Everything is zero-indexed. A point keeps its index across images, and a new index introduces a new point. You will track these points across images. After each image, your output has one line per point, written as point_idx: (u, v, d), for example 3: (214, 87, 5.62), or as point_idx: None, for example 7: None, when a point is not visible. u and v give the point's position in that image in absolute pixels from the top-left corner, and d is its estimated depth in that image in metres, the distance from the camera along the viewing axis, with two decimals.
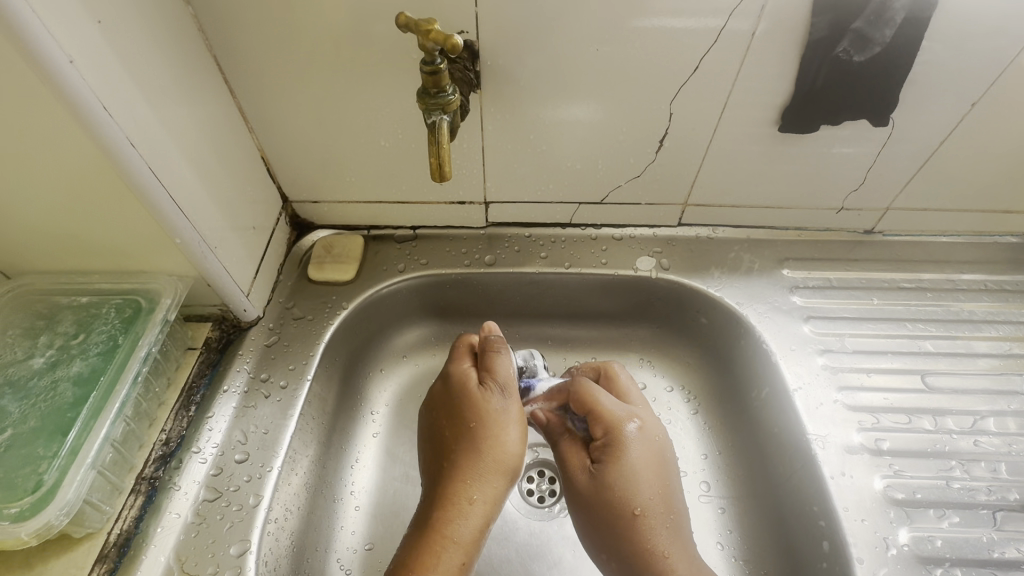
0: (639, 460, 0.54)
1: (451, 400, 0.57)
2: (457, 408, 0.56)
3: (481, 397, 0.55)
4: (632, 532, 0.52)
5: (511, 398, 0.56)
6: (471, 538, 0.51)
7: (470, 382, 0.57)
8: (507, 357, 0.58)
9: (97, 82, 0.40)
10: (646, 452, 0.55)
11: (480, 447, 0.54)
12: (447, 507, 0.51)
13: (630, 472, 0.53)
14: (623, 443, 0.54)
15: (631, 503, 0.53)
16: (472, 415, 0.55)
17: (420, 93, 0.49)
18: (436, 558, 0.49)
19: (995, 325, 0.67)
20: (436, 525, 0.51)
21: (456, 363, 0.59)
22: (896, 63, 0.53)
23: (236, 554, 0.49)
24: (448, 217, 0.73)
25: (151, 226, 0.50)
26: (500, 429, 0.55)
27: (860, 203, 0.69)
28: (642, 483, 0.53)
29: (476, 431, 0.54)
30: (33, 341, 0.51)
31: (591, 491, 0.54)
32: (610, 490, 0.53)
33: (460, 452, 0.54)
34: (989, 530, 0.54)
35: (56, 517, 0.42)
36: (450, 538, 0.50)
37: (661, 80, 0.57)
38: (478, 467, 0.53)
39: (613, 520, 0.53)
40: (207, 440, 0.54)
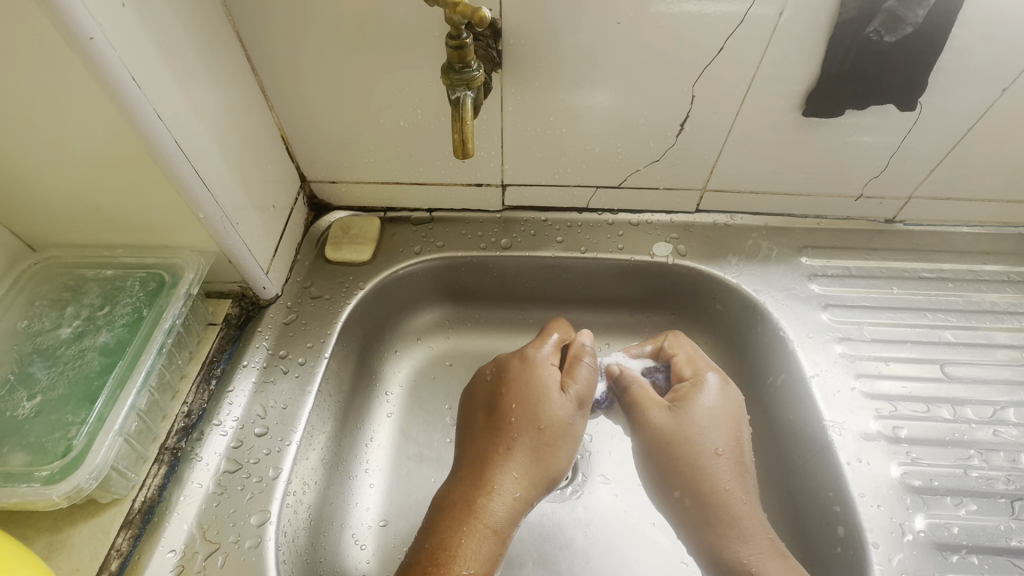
0: (720, 407, 0.58)
1: (521, 392, 0.58)
2: (530, 403, 0.57)
3: (557, 402, 0.57)
4: (711, 471, 0.55)
5: (583, 412, 0.59)
6: (504, 532, 0.53)
7: (547, 379, 0.58)
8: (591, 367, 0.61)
9: (126, 52, 0.41)
10: (728, 402, 0.59)
11: (542, 451, 0.56)
12: (493, 498, 0.53)
13: (709, 411, 0.57)
14: (705, 383, 0.60)
15: (712, 443, 0.56)
16: (544, 415, 0.57)
17: (444, 69, 0.49)
18: (474, 548, 0.51)
19: (1017, 316, 0.66)
20: (479, 513, 0.52)
21: (536, 348, 0.62)
22: (928, 46, 0.52)
23: (256, 524, 0.50)
24: (464, 200, 0.73)
25: (175, 200, 0.50)
26: (565, 441, 0.57)
27: (882, 191, 0.68)
28: (723, 429, 0.57)
29: (545, 434, 0.56)
30: (60, 312, 0.52)
31: (674, 425, 0.57)
32: (693, 428, 0.56)
33: (521, 447, 0.55)
34: (1007, 519, 0.53)
35: (85, 481, 0.42)
36: (489, 529, 0.52)
37: (686, 62, 0.56)
38: (534, 468, 0.55)
39: (694, 459, 0.55)
40: (227, 414, 0.55)
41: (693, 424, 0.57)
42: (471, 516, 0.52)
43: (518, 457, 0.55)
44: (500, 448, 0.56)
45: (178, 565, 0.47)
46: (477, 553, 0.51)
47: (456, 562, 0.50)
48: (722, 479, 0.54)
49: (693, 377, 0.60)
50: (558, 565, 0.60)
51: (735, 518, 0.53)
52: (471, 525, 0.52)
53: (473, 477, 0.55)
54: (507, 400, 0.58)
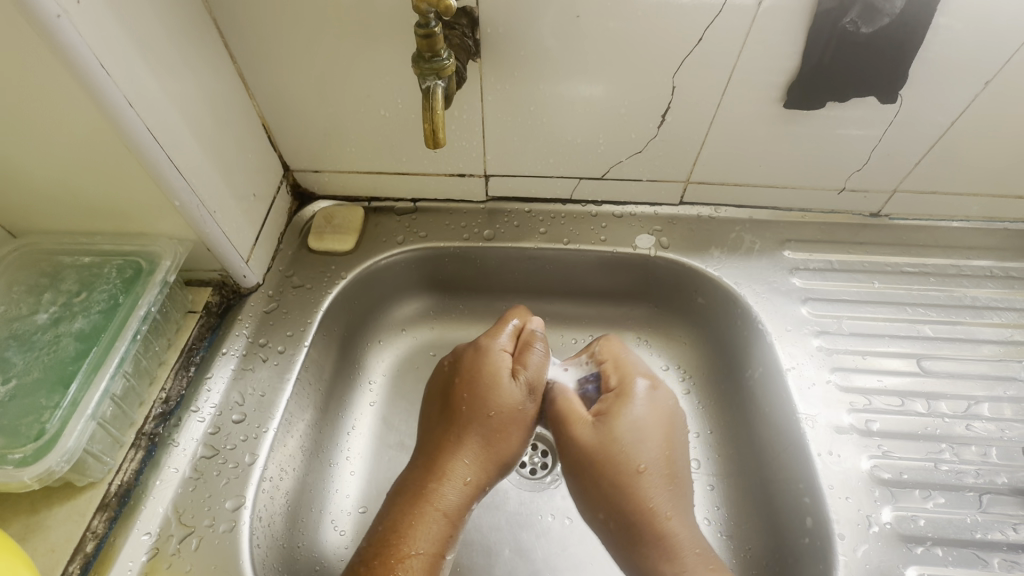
0: (648, 418, 0.57)
1: (474, 378, 0.58)
2: (481, 392, 0.58)
3: (506, 388, 0.58)
4: (639, 490, 0.53)
5: (533, 399, 0.59)
6: (456, 516, 0.54)
7: (499, 365, 0.59)
8: (540, 352, 0.61)
9: (94, 38, 0.40)
10: (656, 412, 0.57)
11: (495, 438, 0.57)
12: (445, 483, 0.54)
13: (632, 425, 0.56)
14: (632, 395, 0.58)
15: (636, 458, 0.54)
16: (495, 403, 0.57)
17: (414, 57, 0.49)
18: (424, 532, 0.52)
19: (997, 312, 0.66)
20: (431, 497, 0.53)
21: (495, 334, 0.62)
22: (908, 37, 0.51)
23: (231, 508, 0.50)
24: (448, 190, 0.73)
25: (150, 188, 0.50)
26: (516, 429, 0.58)
27: (866, 185, 0.68)
28: (648, 445, 0.55)
29: (494, 424, 0.57)
30: (38, 298, 0.52)
31: (600, 446, 0.56)
32: (625, 444, 0.55)
33: (473, 433, 0.56)
34: (975, 512, 0.54)
35: (57, 463, 0.43)
36: (441, 512, 0.53)
37: (665, 52, 0.55)
38: (485, 454, 0.56)
39: (613, 471, 0.54)
40: (205, 401, 0.56)
41: (624, 436, 0.55)
42: (421, 500, 0.53)
43: (471, 442, 0.56)
44: (453, 435, 0.57)
45: (153, 548, 0.48)
46: (427, 536, 0.52)
47: (405, 544, 0.51)
48: (648, 498, 0.53)
49: (619, 389, 0.59)
50: (534, 553, 0.61)
51: (665, 532, 0.52)
52: (422, 508, 0.53)
53: (427, 462, 0.56)
54: (462, 387, 0.59)
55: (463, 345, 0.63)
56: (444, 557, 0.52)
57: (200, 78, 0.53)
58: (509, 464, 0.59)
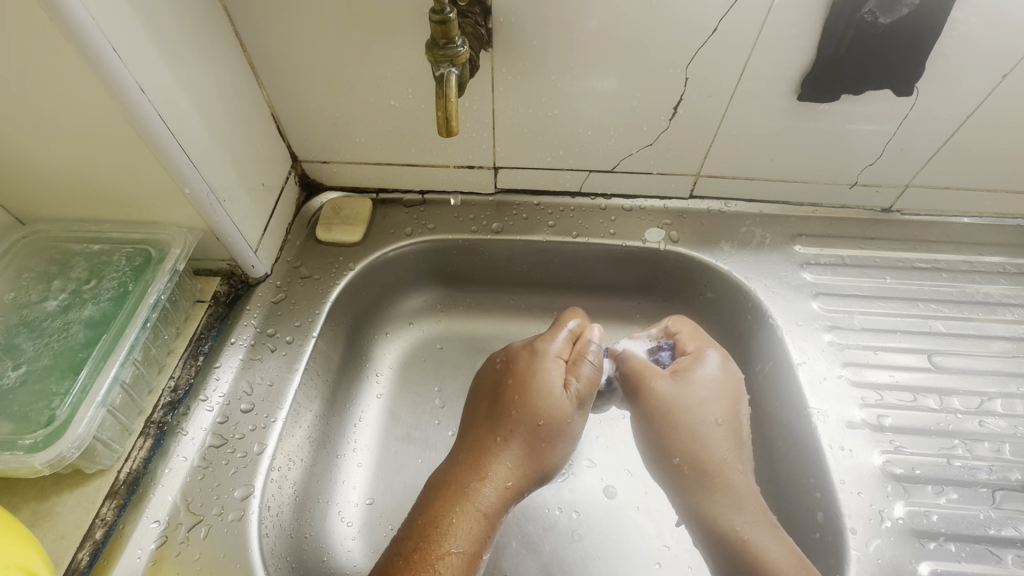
0: (719, 380, 0.59)
1: (524, 384, 0.57)
2: (534, 399, 0.56)
3: (567, 398, 0.57)
4: (690, 456, 0.56)
5: (581, 412, 0.58)
6: (494, 517, 0.53)
7: (553, 374, 0.58)
8: (595, 367, 0.59)
9: (107, 22, 0.40)
10: (726, 378, 0.60)
11: (542, 443, 0.56)
12: (489, 482, 0.53)
13: (706, 383, 0.59)
14: (700, 359, 0.61)
15: (550, 413, 0.56)
16: (537, 405, 0.56)
17: (429, 45, 0.48)
18: (464, 530, 0.51)
19: (1010, 308, 0.66)
20: (473, 496, 0.52)
21: (547, 343, 0.60)
22: (926, 27, 0.51)
23: (240, 497, 0.50)
24: (456, 182, 0.72)
25: (160, 175, 0.50)
26: (561, 442, 0.57)
27: (879, 179, 0.67)
28: (715, 424, 0.57)
29: (542, 432, 0.56)
30: (47, 285, 0.52)
31: (671, 397, 0.58)
32: (694, 399, 0.58)
33: (518, 436, 0.55)
34: (988, 508, 0.53)
35: (68, 449, 0.43)
36: (480, 511, 0.52)
37: (679, 42, 0.55)
38: (530, 458, 0.55)
39: (531, 427, 0.56)
40: (214, 389, 0.56)
41: (695, 393, 0.58)
42: (465, 497, 0.52)
43: (514, 445, 0.55)
44: (498, 437, 0.56)
45: (162, 536, 0.48)
46: (467, 535, 0.50)
47: (441, 546, 0.49)
48: (719, 448, 0.56)
49: (695, 352, 0.62)
50: (541, 546, 0.61)
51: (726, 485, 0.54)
52: (464, 505, 0.52)
53: (468, 462, 0.55)
54: (514, 392, 0.57)
55: (516, 347, 0.62)
56: (481, 556, 0.51)
57: (210, 66, 0.52)
58: (546, 475, 0.57)
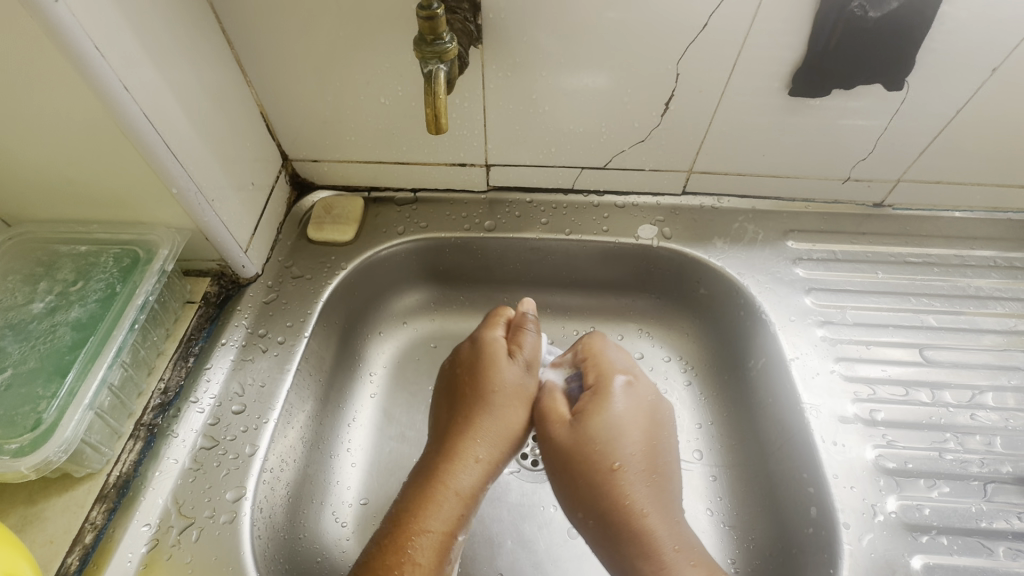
0: (626, 413, 0.55)
1: (481, 369, 0.58)
2: (483, 377, 0.57)
3: (518, 374, 0.58)
4: (615, 487, 0.51)
5: (533, 376, 0.59)
6: (470, 495, 0.52)
7: (500, 355, 0.58)
8: (535, 334, 0.60)
9: (89, 20, 0.39)
10: (630, 407, 0.56)
11: (508, 418, 0.56)
12: (460, 460, 0.53)
13: (616, 419, 0.54)
14: (609, 391, 0.56)
15: (611, 456, 0.52)
16: (497, 382, 0.57)
17: (417, 41, 0.48)
18: (439, 509, 0.50)
19: (1002, 302, 0.66)
20: (443, 476, 0.52)
21: (490, 331, 0.60)
22: (916, 21, 0.50)
23: (231, 499, 0.50)
24: (448, 180, 0.72)
25: (147, 175, 0.49)
26: (519, 409, 0.57)
27: (870, 174, 0.67)
28: (632, 459, 0.52)
29: (499, 403, 0.56)
30: (33, 287, 0.51)
31: (574, 438, 0.54)
32: (614, 436, 0.53)
33: (481, 415, 0.55)
34: (979, 501, 0.54)
35: (54, 453, 0.43)
36: (454, 491, 0.51)
37: (670, 38, 0.54)
38: (497, 431, 0.55)
39: (586, 469, 0.53)
40: (205, 391, 0.56)
41: (605, 427, 0.54)
42: (438, 476, 0.52)
43: (480, 422, 0.55)
44: (465, 418, 0.56)
45: (153, 539, 0.47)
46: (440, 512, 0.50)
47: (415, 529, 0.49)
48: (636, 493, 0.51)
49: (597, 385, 0.57)
50: (536, 544, 0.61)
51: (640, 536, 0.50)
52: (437, 485, 0.52)
53: (439, 446, 0.55)
54: (472, 378, 0.58)
55: (463, 340, 0.62)
56: (457, 535, 0.51)
57: (197, 65, 0.52)
58: (519, 445, 0.57)
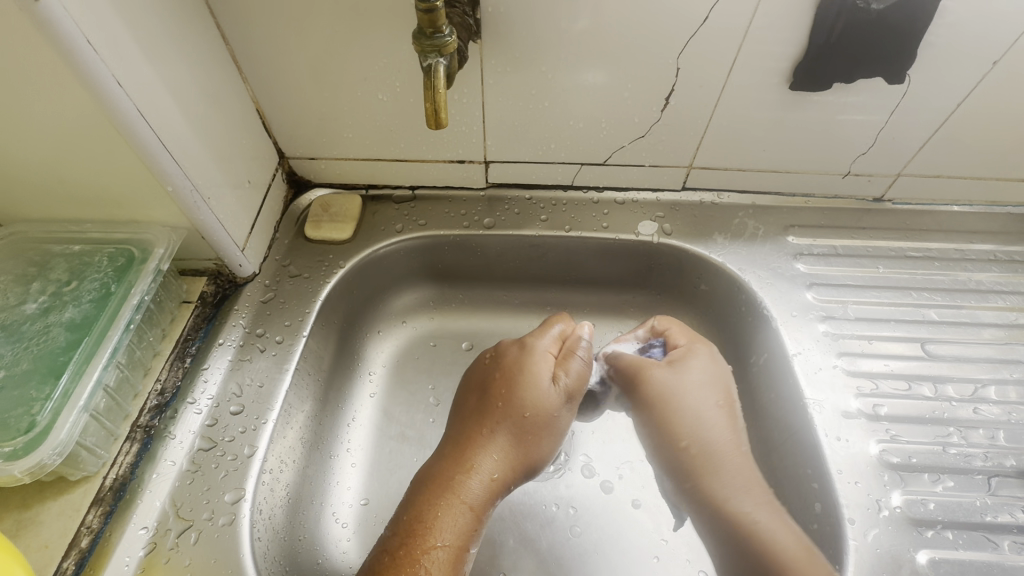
0: (708, 377, 0.60)
1: (518, 383, 0.56)
2: (520, 390, 0.55)
3: (561, 398, 0.56)
4: (717, 442, 0.56)
5: (570, 406, 0.57)
6: (479, 510, 0.52)
7: (541, 367, 0.57)
8: (585, 364, 0.58)
9: (81, 14, 0.39)
10: (712, 371, 0.60)
11: (534, 437, 0.55)
12: (479, 475, 0.52)
13: (700, 380, 0.59)
14: (694, 355, 0.61)
15: (701, 411, 0.57)
16: (532, 401, 0.55)
17: (415, 34, 0.47)
18: (453, 525, 0.50)
19: (1002, 296, 0.66)
20: (459, 489, 0.51)
21: (537, 339, 0.59)
22: (917, 14, 0.50)
23: (230, 501, 0.49)
24: (447, 177, 0.71)
25: (141, 173, 0.48)
26: (546, 433, 0.56)
27: (871, 168, 0.67)
28: (708, 415, 0.57)
29: (528, 420, 0.55)
30: (26, 287, 0.50)
31: (668, 392, 0.58)
32: (698, 398, 0.58)
33: (506, 427, 0.54)
34: (984, 495, 0.54)
35: (49, 456, 0.42)
36: (466, 505, 0.51)
37: (671, 32, 0.54)
38: (517, 450, 0.54)
39: (681, 422, 0.57)
40: (202, 392, 0.55)
41: (692, 383, 0.59)
42: (456, 490, 0.51)
43: (503, 436, 0.54)
44: (490, 429, 0.54)
45: (150, 542, 0.46)
46: (453, 529, 0.50)
47: (429, 545, 0.48)
48: (733, 444, 0.57)
49: (685, 348, 0.61)
50: (539, 543, 0.60)
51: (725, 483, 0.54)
52: (454, 500, 0.51)
53: (460, 454, 0.54)
54: (506, 385, 0.56)
55: (505, 343, 0.61)
56: (467, 551, 0.50)
57: (191, 61, 0.51)
58: (534, 466, 0.56)
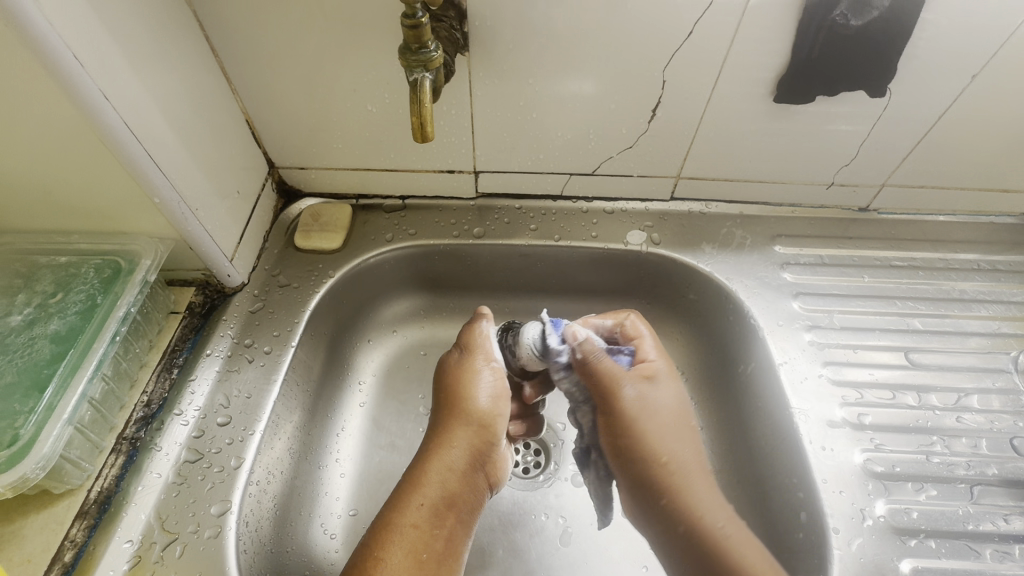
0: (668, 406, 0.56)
1: (439, 372, 0.57)
2: (438, 380, 0.57)
3: (494, 379, 0.55)
4: (665, 444, 0.53)
5: (484, 372, 0.55)
6: (436, 491, 0.50)
7: (478, 360, 0.56)
8: (484, 332, 0.58)
9: (67, 29, 0.39)
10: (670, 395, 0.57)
11: (487, 432, 0.53)
12: (430, 474, 0.51)
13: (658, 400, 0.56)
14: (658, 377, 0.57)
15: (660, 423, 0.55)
16: (443, 386, 0.56)
17: (401, 49, 0.48)
18: (410, 526, 0.48)
19: (985, 305, 0.67)
20: (407, 475, 0.51)
21: (474, 337, 0.58)
22: (896, 30, 0.51)
23: (216, 513, 0.49)
24: (437, 187, 0.72)
25: (129, 186, 0.49)
26: (473, 406, 0.54)
27: (855, 178, 0.68)
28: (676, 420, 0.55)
29: (450, 402, 0.54)
30: (11, 299, 0.50)
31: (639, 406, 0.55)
32: (653, 407, 0.55)
33: (434, 414, 0.55)
34: (967, 504, 0.54)
35: (32, 471, 0.42)
36: (414, 485, 0.50)
37: (656, 46, 0.55)
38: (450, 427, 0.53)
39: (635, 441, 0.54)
40: (189, 403, 0.55)
41: (655, 403, 0.55)
42: (408, 491, 0.50)
43: (433, 423, 0.54)
44: (438, 430, 0.53)
45: (135, 556, 0.46)
46: (410, 530, 0.48)
47: (382, 550, 0.47)
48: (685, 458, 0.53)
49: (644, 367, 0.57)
50: (528, 553, 0.60)
51: (692, 492, 0.51)
52: (408, 502, 0.50)
53: (413, 457, 0.53)
54: (449, 384, 0.55)
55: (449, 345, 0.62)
56: (430, 532, 0.49)
57: (179, 72, 0.51)
58: (487, 438, 0.53)
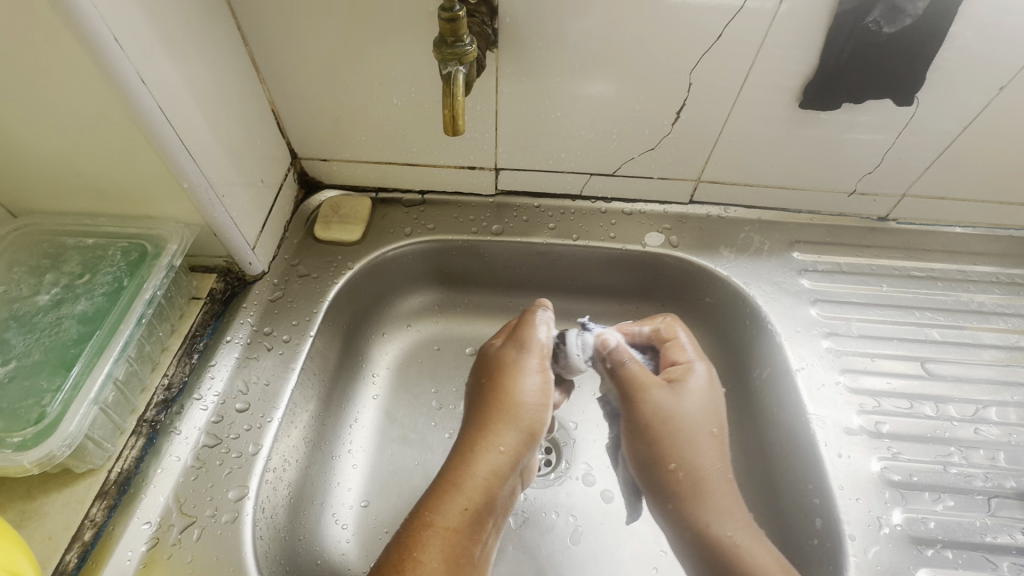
0: (708, 394, 0.58)
1: (492, 366, 0.59)
2: (489, 374, 0.58)
3: (539, 384, 0.57)
4: (705, 447, 0.56)
5: (537, 373, 0.58)
6: (474, 494, 0.51)
7: (528, 364, 0.58)
8: (545, 328, 0.61)
9: (110, 13, 0.39)
10: (710, 392, 0.59)
11: (530, 438, 0.55)
12: (474, 476, 0.52)
13: (697, 395, 0.58)
14: (691, 377, 0.59)
15: (713, 423, 0.57)
16: (496, 381, 0.57)
17: (437, 42, 0.48)
18: (447, 528, 0.49)
19: (1003, 318, 0.67)
20: (451, 474, 0.52)
21: (529, 331, 0.61)
22: (927, 38, 0.51)
23: (234, 498, 0.49)
24: (457, 183, 0.72)
25: (159, 170, 0.49)
26: (519, 411, 0.56)
27: (876, 188, 0.68)
28: (705, 414, 0.57)
29: (499, 399, 0.56)
30: (39, 279, 0.51)
31: (666, 408, 0.57)
32: (695, 405, 0.57)
33: (481, 408, 0.56)
34: (984, 516, 0.54)
35: (58, 448, 0.42)
36: (457, 487, 0.51)
37: (684, 48, 0.55)
38: (496, 425, 0.54)
39: (692, 439, 0.56)
40: (209, 388, 0.55)
41: (689, 406, 0.57)
42: (450, 493, 0.51)
43: (479, 417, 0.56)
44: (482, 432, 0.54)
45: (153, 538, 0.46)
46: (448, 534, 0.49)
47: (420, 552, 0.47)
48: (711, 457, 0.56)
49: (685, 362, 0.60)
50: (538, 550, 0.60)
51: (714, 500, 0.54)
52: (449, 504, 0.50)
53: (455, 458, 0.53)
54: (495, 389, 0.57)
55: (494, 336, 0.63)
56: (466, 534, 0.50)
57: (211, 59, 0.52)
58: (528, 444, 0.55)
